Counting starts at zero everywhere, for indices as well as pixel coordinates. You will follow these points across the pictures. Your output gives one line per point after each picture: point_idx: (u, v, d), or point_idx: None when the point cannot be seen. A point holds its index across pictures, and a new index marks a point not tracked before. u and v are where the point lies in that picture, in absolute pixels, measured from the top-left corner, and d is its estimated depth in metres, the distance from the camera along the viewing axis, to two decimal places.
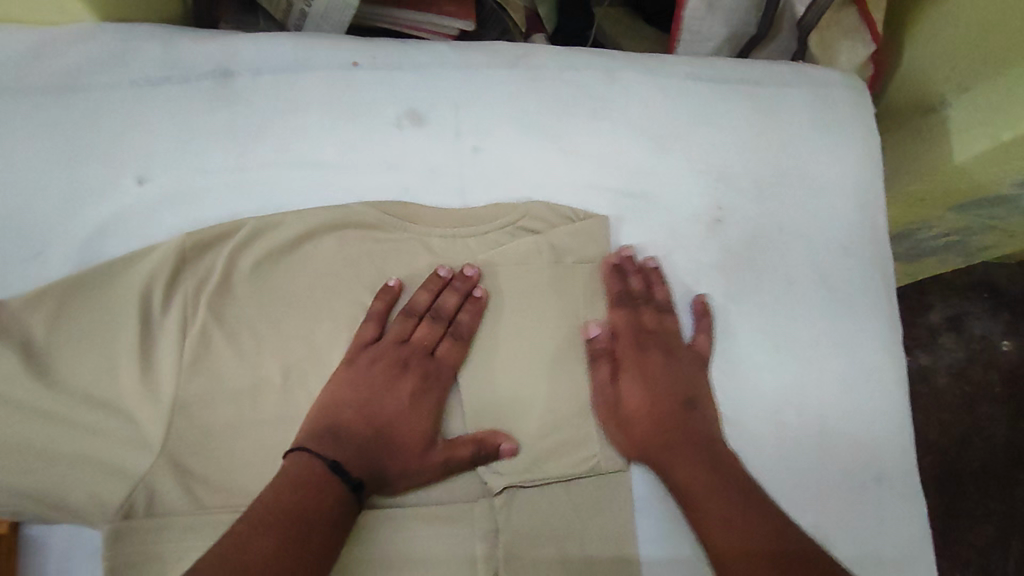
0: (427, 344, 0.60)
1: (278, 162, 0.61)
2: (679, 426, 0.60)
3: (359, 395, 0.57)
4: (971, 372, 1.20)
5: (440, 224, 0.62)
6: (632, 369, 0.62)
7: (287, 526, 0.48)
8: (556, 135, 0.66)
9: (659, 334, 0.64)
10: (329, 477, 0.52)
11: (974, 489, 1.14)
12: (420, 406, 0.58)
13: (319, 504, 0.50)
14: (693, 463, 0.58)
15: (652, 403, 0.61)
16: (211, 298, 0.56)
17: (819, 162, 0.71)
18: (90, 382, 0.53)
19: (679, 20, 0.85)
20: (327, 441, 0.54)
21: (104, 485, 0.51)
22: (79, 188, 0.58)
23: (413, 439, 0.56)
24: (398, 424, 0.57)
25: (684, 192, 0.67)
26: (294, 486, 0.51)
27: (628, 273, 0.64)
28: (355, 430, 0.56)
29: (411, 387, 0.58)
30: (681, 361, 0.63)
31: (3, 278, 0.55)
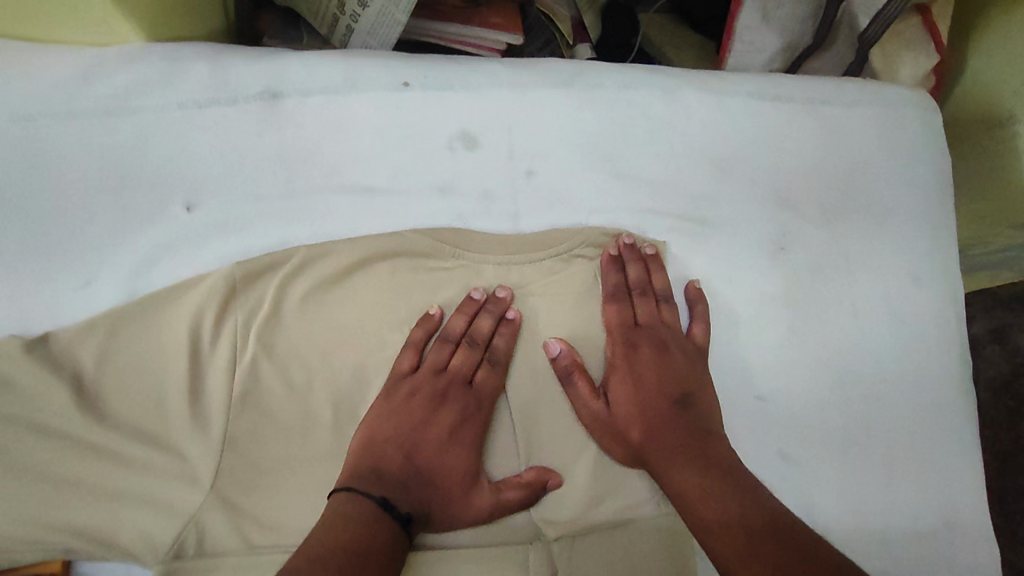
0: (467, 372, 0.57)
1: (328, 187, 0.59)
2: (675, 431, 0.54)
3: (400, 429, 0.54)
4: (1018, 388, 1.14)
5: (493, 252, 0.60)
6: (632, 360, 0.58)
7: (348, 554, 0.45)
8: (612, 157, 0.64)
9: (653, 329, 0.60)
10: (378, 514, 0.48)
11: (1018, 510, 1.10)
12: (462, 438, 0.55)
13: (379, 535, 0.48)
14: (690, 463, 0.52)
15: (646, 401, 0.57)
16: (261, 330, 0.55)
17: (887, 185, 0.68)
18: (141, 415, 0.52)
19: (732, 32, 0.82)
20: (370, 480, 0.51)
21: (155, 523, 0.50)
22: (127, 215, 0.56)
23: (462, 471, 0.54)
24: (441, 458, 0.54)
25: (744, 217, 0.64)
26: (351, 516, 0.48)
27: (626, 262, 0.61)
28: (399, 467, 0.53)
29: (453, 417, 0.55)
30: (678, 355, 0.59)
31: (50, 307, 0.54)
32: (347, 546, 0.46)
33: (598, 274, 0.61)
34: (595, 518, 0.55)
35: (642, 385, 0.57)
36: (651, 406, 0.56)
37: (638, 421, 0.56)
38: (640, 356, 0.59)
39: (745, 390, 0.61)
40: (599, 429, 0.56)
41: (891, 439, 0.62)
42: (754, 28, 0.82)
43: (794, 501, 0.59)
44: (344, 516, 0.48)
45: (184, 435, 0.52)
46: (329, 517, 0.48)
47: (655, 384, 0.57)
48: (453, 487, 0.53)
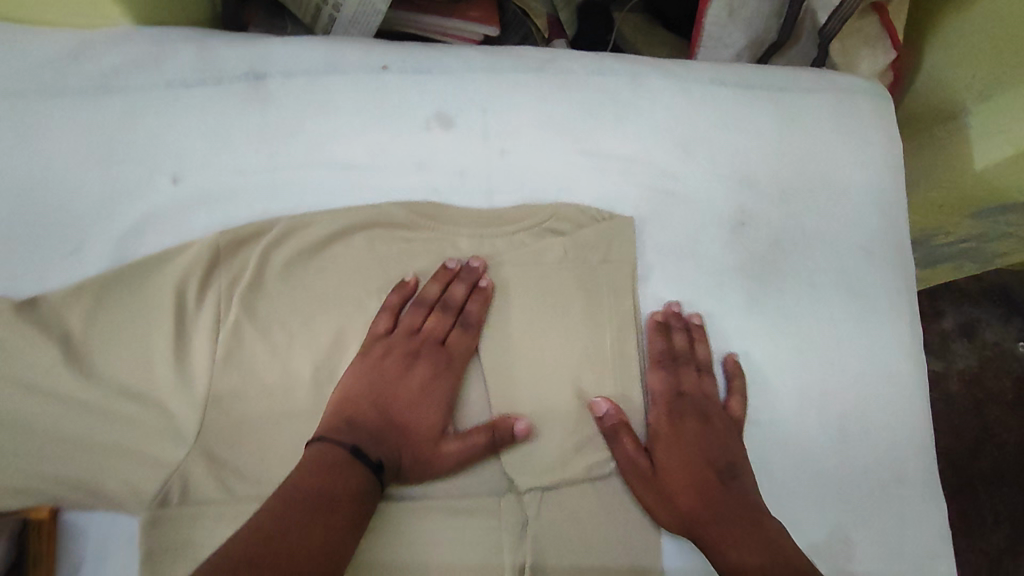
0: (440, 332, 0.60)
1: (309, 162, 0.62)
2: (723, 500, 0.57)
3: (374, 385, 0.57)
4: (984, 379, 1.20)
5: (468, 224, 0.63)
6: (681, 434, 0.61)
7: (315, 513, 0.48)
8: (581, 137, 0.67)
9: (694, 399, 0.62)
10: (350, 461, 0.51)
11: (986, 495, 1.14)
12: (432, 395, 0.58)
13: (346, 481, 0.50)
14: (745, 543, 0.54)
15: (689, 467, 0.59)
16: (245, 295, 0.57)
17: (841, 167, 0.71)
18: (127, 373, 0.55)
19: (699, 27, 0.87)
20: (344, 429, 0.54)
21: (141, 474, 0.52)
22: (115, 185, 0.59)
23: (428, 421, 0.57)
24: (413, 408, 0.57)
25: (706, 194, 0.68)
26: (319, 471, 0.50)
27: (673, 328, 0.63)
28: (373, 417, 0.56)
29: (426, 371, 0.58)
30: (719, 423, 0.61)
31: (38, 271, 0.56)
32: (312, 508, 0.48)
33: (644, 337, 0.64)
34: (566, 472, 0.58)
35: (690, 455, 0.59)
36: (696, 470, 0.59)
37: (687, 492, 0.58)
38: (685, 426, 0.61)
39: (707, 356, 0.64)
40: (646, 488, 0.58)
41: (850, 406, 0.64)
42: (720, 25, 0.86)
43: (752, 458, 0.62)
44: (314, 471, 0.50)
45: (170, 392, 0.55)
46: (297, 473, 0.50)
47: (699, 452, 0.60)
48: (421, 434, 0.56)
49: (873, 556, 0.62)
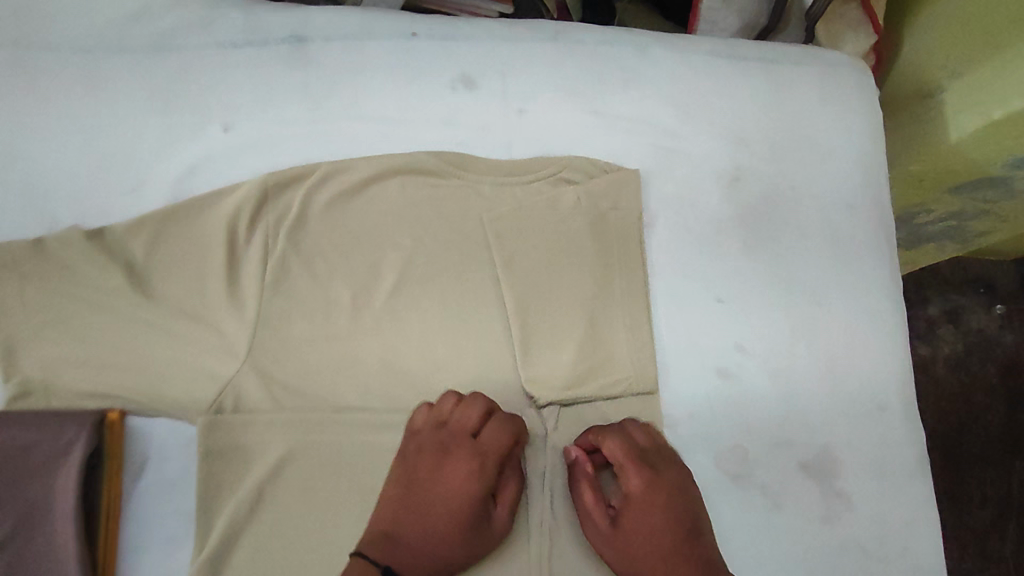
0: (468, 426, 0.60)
1: (347, 116, 0.68)
2: (693, 574, 0.58)
3: (407, 504, 0.58)
4: (970, 363, 1.26)
5: (489, 173, 0.68)
6: (643, 497, 0.61)
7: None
8: (592, 99, 0.74)
9: (647, 491, 0.61)
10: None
11: (973, 475, 1.21)
12: (469, 460, 0.60)
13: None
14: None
15: (657, 553, 0.59)
16: (289, 231, 0.63)
17: (829, 129, 0.77)
18: (185, 297, 0.61)
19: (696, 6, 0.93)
20: (380, 542, 0.56)
21: (197, 386, 0.58)
22: (172, 132, 0.65)
23: (469, 542, 0.58)
24: (450, 512, 0.58)
25: (705, 152, 0.74)
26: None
27: (594, 443, 0.63)
28: (410, 526, 0.57)
29: (460, 478, 0.60)
30: (674, 502, 0.60)
31: (104, 207, 0.62)
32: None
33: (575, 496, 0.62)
34: (580, 393, 0.64)
35: (654, 543, 0.59)
36: (663, 553, 0.59)
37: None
38: (642, 520, 0.60)
39: (706, 295, 0.70)
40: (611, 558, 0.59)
41: (837, 342, 0.70)
42: (716, 10, 0.93)
43: (750, 387, 0.68)
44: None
45: (225, 315, 0.61)
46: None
47: (659, 537, 0.59)
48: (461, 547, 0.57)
49: (861, 476, 0.67)
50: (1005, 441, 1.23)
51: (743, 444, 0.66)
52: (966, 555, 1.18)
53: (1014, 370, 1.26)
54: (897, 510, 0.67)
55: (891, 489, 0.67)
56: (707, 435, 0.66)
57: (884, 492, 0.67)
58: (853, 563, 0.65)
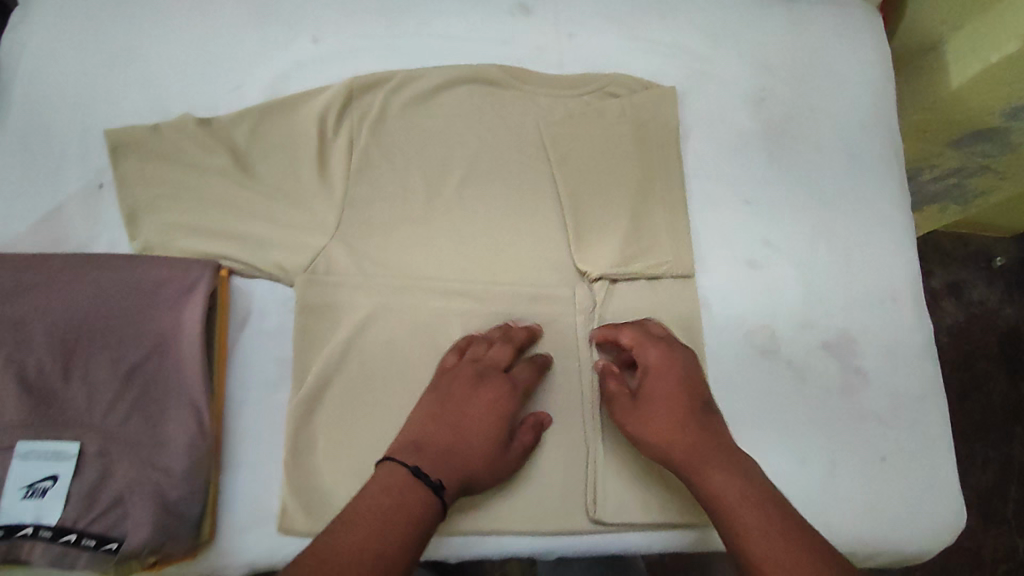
0: (503, 361, 0.64)
1: (418, 34, 0.77)
2: (705, 434, 0.59)
3: (439, 420, 0.60)
4: (971, 333, 1.31)
5: (544, 85, 0.77)
6: (667, 361, 0.63)
7: (387, 524, 0.50)
8: (633, 28, 0.83)
9: (669, 351, 0.64)
10: (411, 486, 0.54)
11: (975, 439, 1.24)
12: (498, 393, 0.62)
13: (422, 519, 0.52)
14: (725, 466, 0.57)
15: (672, 407, 0.61)
16: (371, 127, 0.72)
17: (844, 61, 0.86)
18: (281, 178, 0.69)
19: None
20: (409, 452, 0.57)
21: (293, 251, 0.66)
22: (268, 42, 0.74)
23: (493, 467, 0.60)
24: (484, 438, 0.59)
25: (733, 77, 0.83)
26: (389, 488, 0.53)
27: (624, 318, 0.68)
28: (435, 441, 0.58)
29: (491, 402, 0.61)
30: (692, 373, 0.63)
31: (210, 101, 0.71)
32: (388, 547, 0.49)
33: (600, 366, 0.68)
34: (627, 270, 0.71)
35: (672, 395, 0.61)
36: (679, 406, 0.61)
37: (669, 429, 0.60)
38: (663, 373, 0.63)
39: (736, 198, 0.78)
40: (632, 427, 0.61)
41: (852, 241, 0.78)
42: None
43: (775, 277, 0.75)
44: (382, 489, 0.53)
45: (315, 193, 0.69)
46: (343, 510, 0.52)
47: (678, 392, 0.61)
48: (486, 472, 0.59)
49: (875, 357, 0.74)
50: (1006, 407, 1.26)
51: (771, 324, 0.74)
52: (971, 517, 1.19)
53: (1014, 341, 1.31)
54: (908, 386, 0.74)
55: (902, 370, 0.74)
56: (738, 317, 0.73)
57: (897, 371, 0.74)
58: (868, 433, 0.72)
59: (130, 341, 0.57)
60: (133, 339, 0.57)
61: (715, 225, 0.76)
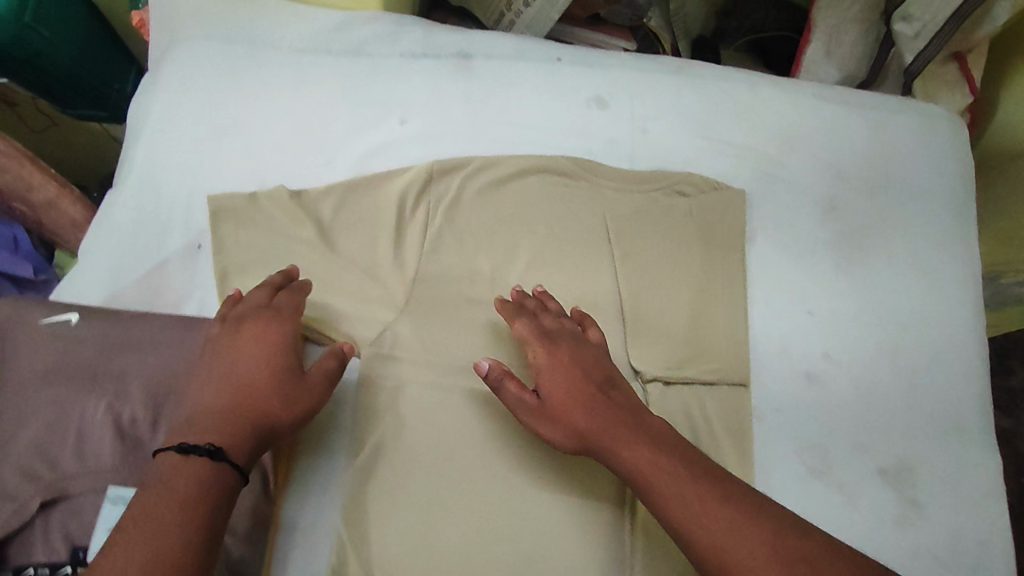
0: (262, 301, 0.64)
1: (498, 121, 0.81)
2: (607, 407, 0.61)
3: (214, 376, 0.57)
4: None
5: (615, 180, 0.80)
6: (556, 350, 0.65)
7: (187, 512, 0.47)
8: (706, 126, 0.84)
9: (560, 331, 0.67)
10: (184, 458, 0.50)
11: None
12: (268, 332, 0.61)
13: (229, 495, 0.51)
14: (632, 440, 0.58)
15: (574, 386, 0.62)
16: (446, 209, 0.76)
17: (923, 174, 0.84)
18: (360, 252, 0.73)
19: (800, 58, 1.11)
20: (183, 430, 0.53)
21: (361, 325, 0.70)
22: (360, 120, 0.79)
23: (274, 403, 0.57)
24: (270, 383, 0.57)
25: (805, 182, 0.83)
26: (184, 475, 0.49)
27: (525, 299, 0.70)
28: (211, 395, 0.56)
29: (258, 342, 0.60)
30: (588, 347, 0.66)
31: (303, 174, 0.77)
32: (194, 534, 0.47)
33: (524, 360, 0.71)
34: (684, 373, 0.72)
35: (570, 371, 0.63)
36: (579, 386, 0.62)
37: (577, 408, 0.61)
38: (560, 349, 0.65)
39: (799, 307, 0.78)
40: (539, 416, 0.62)
41: (918, 362, 0.76)
42: (817, 62, 1.10)
43: (833, 394, 0.75)
44: (165, 481, 0.49)
45: (388, 270, 0.73)
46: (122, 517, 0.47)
47: (578, 370, 0.63)
48: (284, 409, 0.57)
49: (934, 487, 0.72)
50: None
51: (825, 442, 0.73)
52: None
53: None
54: (969, 523, 0.71)
55: (962, 505, 0.71)
56: (789, 433, 0.73)
57: (958, 507, 0.71)
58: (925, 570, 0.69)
59: None
60: None
61: (773, 335, 0.77)
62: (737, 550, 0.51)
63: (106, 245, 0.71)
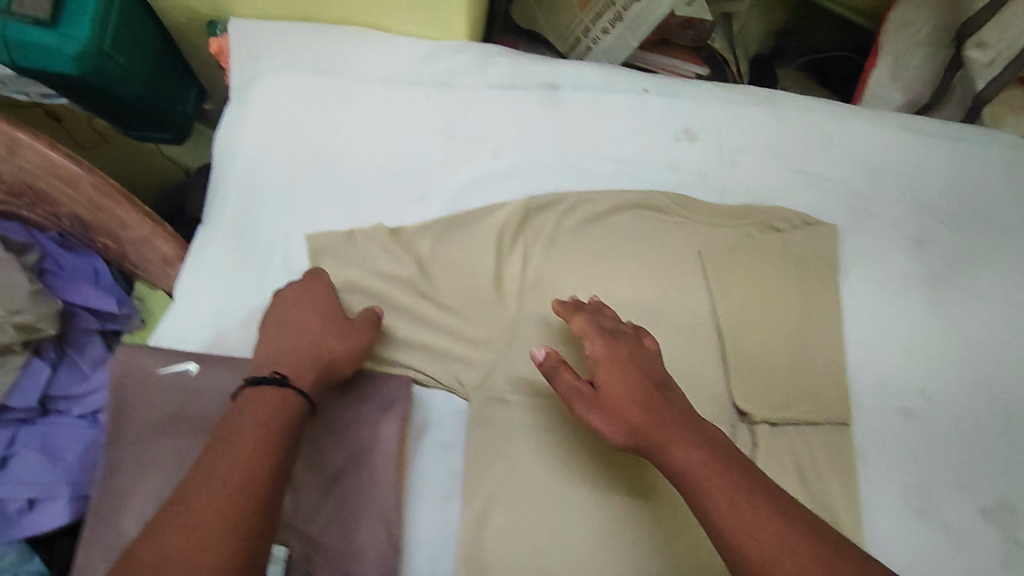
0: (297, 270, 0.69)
1: (589, 154, 0.80)
2: (664, 408, 0.59)
3: (273, 332, 0.63)
4: None
5: (709, 216, 0.80)
6: (614, 347, 0.64)
7: (259, 429, 0.52)
8: (794, 159, 0.84)
9: (617, 333, 0.66)
10: (257, 389, 0.56)
11: None
12: (309, 288, 0.67)
13: (291, 423, 0.55)
14: (688, 441, 0.56)
15: (633, 381, 0.61)
16: (544, 247, 0.76)
17: (1009, 206, 0.84)
18: (461, 291, 0.73)
19: (865, 80, 1.11)
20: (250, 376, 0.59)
21: (468, 369, 0.71)
22: (453, 155, 0.78)
23: (326, 339, 0.62)
24: (325, 323, 0.64)
25: (894, 215, 0.83)
26: (261, 404, 0.54)
27: (583, 305, 0.70)
28: (272, 344, 0.62)
29: (303, 296, 0.66)
30: (645, 351, 0.65)
31: (400, 211, 0.76)
32: (267, 448, 0.52)
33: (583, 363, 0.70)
34: (789, 414, 0.74)
35: (628, 369, 0.62)
36: (638, 385, 0.61)
37: (633, 406, 0.59)
38: (619, 348, 0.64)
39: (892, 343, 0.79)
40: (591, 406, 0.61)
41: (1011, 397, 0.77)
42: (883, 85, 1.10)
43: (929, 431, 0.75)
44: (241, 406, 0.54)
45: (492, 310, 0.73)
46: (213, 437, 0.52)
47: (637, 369, 0.62)
48: (337, 340, 0.63)
49: None
50: None
51: (925, 480, 0.74)
52: None
53: None
54: None
55: None
56: (888, 472, 0.74)
57: None
58: None
59: (335, 450, 0.63)
60: (336, 449, 0.63)
61: (867, 372, 0.78)
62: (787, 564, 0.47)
63: (206, 288, 0.71)
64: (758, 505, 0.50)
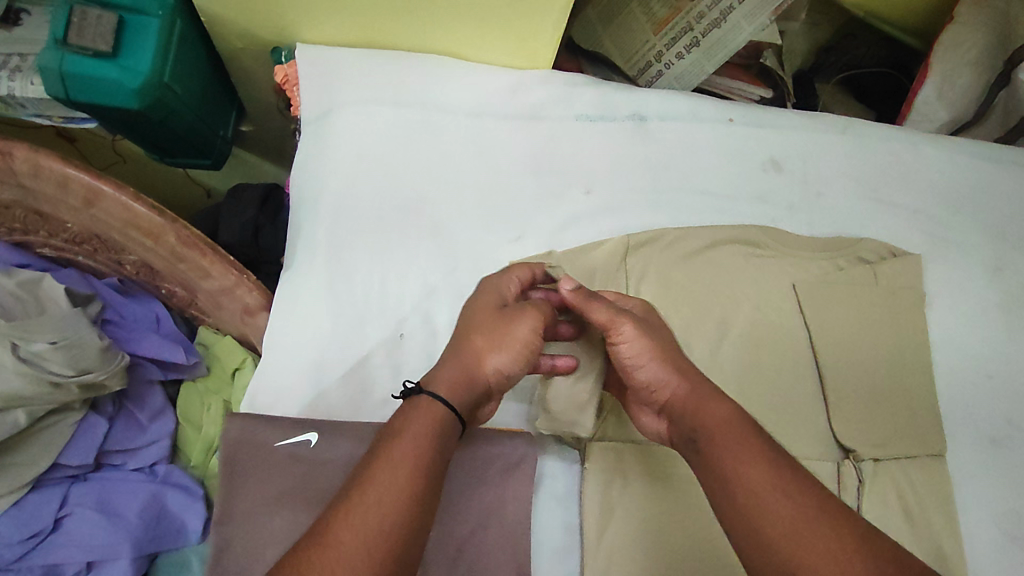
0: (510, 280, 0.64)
1: (677, 187, 0.80)
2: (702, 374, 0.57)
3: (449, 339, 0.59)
4: None
5: (799, 249, 0.79)
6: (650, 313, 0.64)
7: (404, 444, 0.49)
8: (874, 187, 0.84)
9: None
10: (405, 404, 0.53)
11: None
12: (493, 298, 0.61)
13: (443, 441, 0.51)
14: (730, 404, 0.53)
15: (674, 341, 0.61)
16: (644, 286, 0.74)
17: None
18: None
19: (911, 104, 1.06)
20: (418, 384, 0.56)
21: (581, 420, 0.68)
22: (546, 192, 0.76)
23: (479, 346, 0.57)
24: (491, 319, 0.58)
25: (972, 244, 0.84)
26: (414, 421, 0.51)
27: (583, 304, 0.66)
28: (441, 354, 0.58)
29: (485, 301, 0.60)
30: None
31: (498, 254, 0.73)
32: (410, 466, 0.48)
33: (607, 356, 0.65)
34: (894, 450, 0.73)
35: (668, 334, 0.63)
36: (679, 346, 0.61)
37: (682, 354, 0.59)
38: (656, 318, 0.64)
39: (978, 372, 0.80)
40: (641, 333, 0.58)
41: None
42: (930, 104, 1.05)
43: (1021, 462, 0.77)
44: (390, 421, 0.52)
45: None
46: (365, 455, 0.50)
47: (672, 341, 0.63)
48: (497, 351, 0.57)
49: None
50: None
51: (1018, 510, 0.75)
52: None
53: None
54: None
55: None
56: (982, 503, 0.75)
57: None
58: None
59: (462, 516, 0.61)
60: (464, 510, 0.61)
61: (957, 402, 0.78)
62: (821, 543, 0.44)
63: (302, 343, 0.67)
64: (799, 484, 0.47)
